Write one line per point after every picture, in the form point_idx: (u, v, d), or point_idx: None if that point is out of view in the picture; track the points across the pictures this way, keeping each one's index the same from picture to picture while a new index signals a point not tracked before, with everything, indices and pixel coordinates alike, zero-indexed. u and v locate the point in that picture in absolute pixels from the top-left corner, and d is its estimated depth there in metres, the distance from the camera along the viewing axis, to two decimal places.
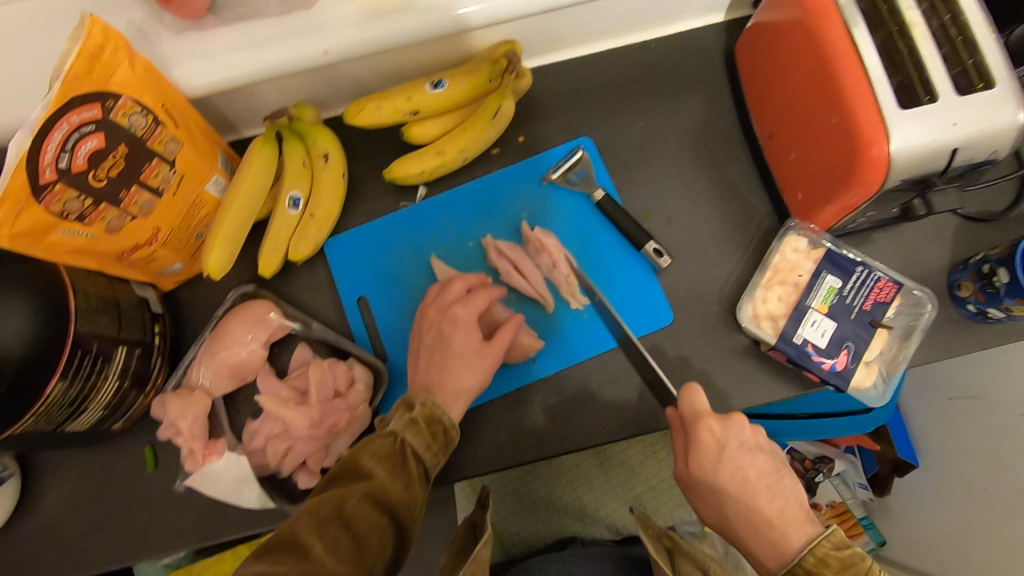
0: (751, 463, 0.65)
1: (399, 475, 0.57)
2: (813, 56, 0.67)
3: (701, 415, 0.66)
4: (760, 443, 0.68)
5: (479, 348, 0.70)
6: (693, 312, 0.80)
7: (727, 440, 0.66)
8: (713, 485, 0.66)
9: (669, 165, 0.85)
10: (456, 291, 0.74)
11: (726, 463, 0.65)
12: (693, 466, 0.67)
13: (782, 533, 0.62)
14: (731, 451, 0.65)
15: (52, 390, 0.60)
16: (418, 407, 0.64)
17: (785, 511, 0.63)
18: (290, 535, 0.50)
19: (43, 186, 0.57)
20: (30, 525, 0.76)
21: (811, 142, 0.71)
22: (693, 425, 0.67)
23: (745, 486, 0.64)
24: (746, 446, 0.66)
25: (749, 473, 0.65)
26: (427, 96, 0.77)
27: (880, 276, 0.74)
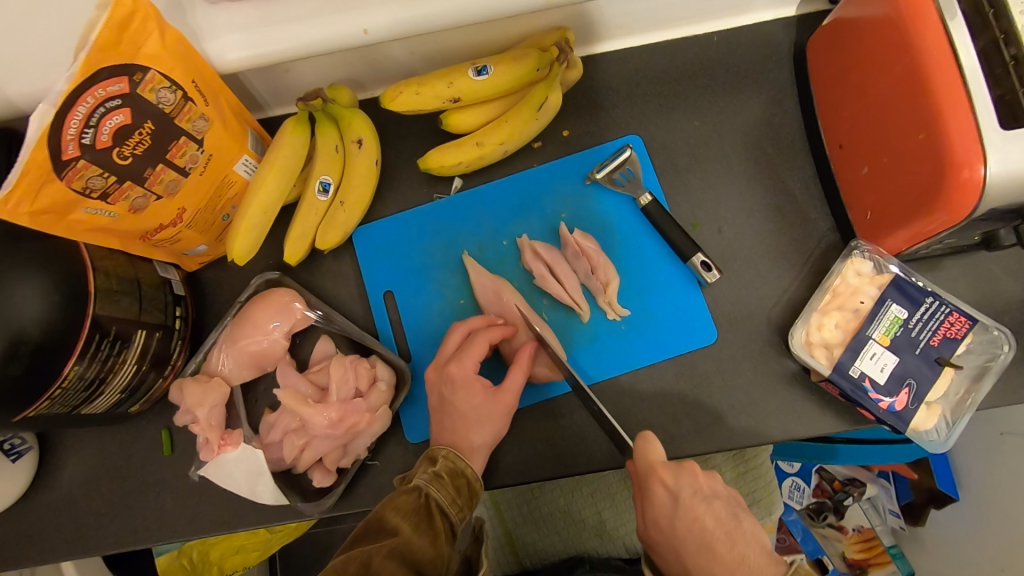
0: (707, 512, 0.63)
1: (425, 531, 0.58)
2: (903, 63, 0.60)
3: (654, 467, 0.64)
4: (717, 491, 0.66)
5: (485, 400, 0.68)
6: (740, 332, 0.74)
7: (681, 491, 0.63)
8: (672, 540, 0.63)
9: (724, 171, 0.79)
10: (451, 347, 0.71)
11: (681, 514, 0.63)
12: (649, 519, 0.65)
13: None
14: (685, 501, 0.63)
15: (69, 372, 0.59)
16: (441, 460, 0.64)
17: (746, 562, 0.60)
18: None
19: (66, 162, 0.54)
20: (45, 499, 0.75)
21: (889, 157, 0.64)
22: (646, 477, 0.64)
23: (703, 538, 0.62)
24: (701, 494, 0.64)
25: (707, 524, 0.62)
26: (471, 82, 0.72)
27: (952, 309, 0.67)
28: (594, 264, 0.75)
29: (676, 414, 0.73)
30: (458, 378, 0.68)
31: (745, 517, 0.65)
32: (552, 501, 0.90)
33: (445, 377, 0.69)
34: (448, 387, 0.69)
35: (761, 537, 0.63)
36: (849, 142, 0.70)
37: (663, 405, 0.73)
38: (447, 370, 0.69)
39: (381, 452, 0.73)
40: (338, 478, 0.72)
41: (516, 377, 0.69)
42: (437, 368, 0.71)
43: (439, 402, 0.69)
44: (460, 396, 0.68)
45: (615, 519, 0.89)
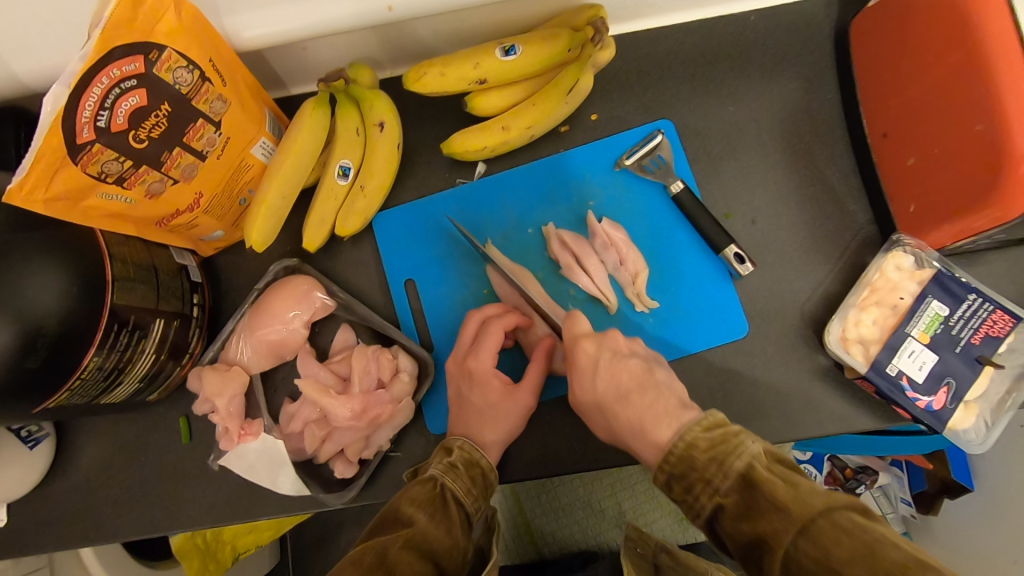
0: (623, 368, 0.61)
1: (441, 521, 0.55)
2: (962, 50, 0.58)
3: (578, 337, 0.65)
4: (637, 351, 0.64)
5: (502, 398, 0.67)
6: (772, 326, 0.72)
7: (599, 354, 0.63)
8: (594, 400, 0.62)
9: (757, 159, 0.76)
10: (468, 339, 0.70)
11: (601, 375, 0.62)
12: (576, 390, 0.63)
13: (654, 426, 0.56)
14: (604, 362, 0.62)
15: (88, 363, 0.57)
16: (456, 451, 0.62)
17: (657, 408, 0.57)
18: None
19: (81, 146, 0.52)
20: (63, 485, 0.74)
21: (939, 148, 0.61)
22: (570, 347, 0.65)
23: (620, 390, 0.60)
24: (619, 354, 0.63)
25: (623, 379, 0.61)
26: (497, 63, 0.69)
27: (997, 307, 0.64)
28: (623, 255, 0.73)
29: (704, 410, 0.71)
30: (477, 372, 0.67)
31: (664, 370, 0.62)
32: (571, 490, 0.90)
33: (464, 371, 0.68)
34: (465, 382, 0.68)
35: (678, 387, 0.60)
36: (894, 131, 0.67)
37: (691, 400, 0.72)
38: (466, 363, 0.68)
39: (402, 443, 0.72)
40: (360, 470, 0.70)
41: (534, 372, 0.68)
42: (456, 360, 0.70)
43: (457, 396, 0.69)
44: (475, 392, 0.67)
45: (636, 511, 0.90)
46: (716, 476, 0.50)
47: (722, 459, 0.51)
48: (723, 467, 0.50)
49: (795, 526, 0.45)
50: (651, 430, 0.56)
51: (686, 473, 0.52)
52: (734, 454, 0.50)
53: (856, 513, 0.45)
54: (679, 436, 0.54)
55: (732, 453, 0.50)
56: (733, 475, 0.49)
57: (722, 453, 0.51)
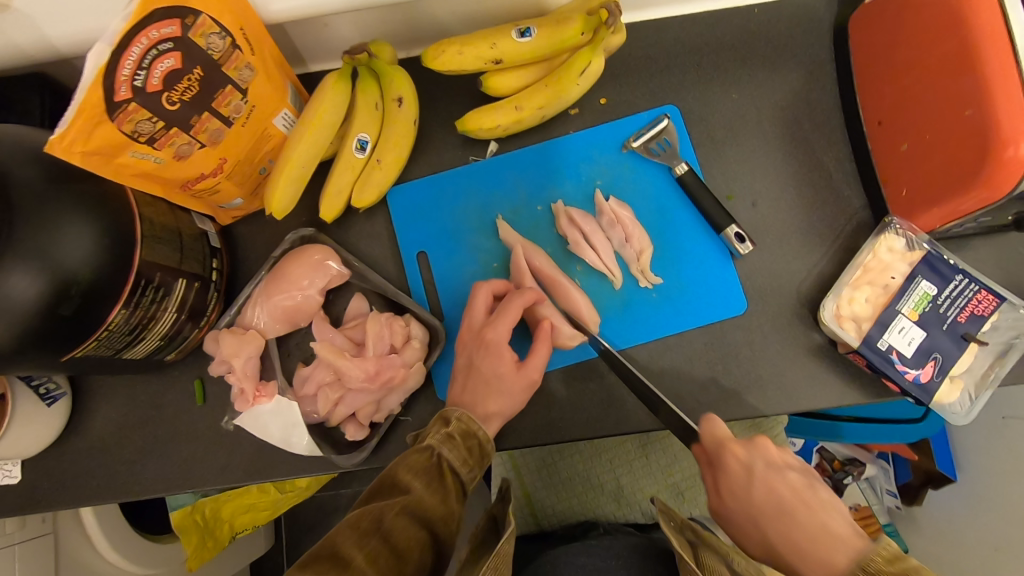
0: (783, 483, 0.63)
1: (436, 491, 0.57)
2: (953, 41, 0.61)
3: (723, 441, 0.66)
4: (791, 463, 0.66)
5: (511, 372, 0.68)
6: (769, 304, 0.76)
7: (754, 463, 0.65)
8: (747, 509, 0.64)
9: (759, 145, 0.79)
10: (481, 312, 0.71)
11: (758, 486, 0.64)
12: (725, 494, 0.66)
13: (825, 548, 0.58)
14: (760, 473, 0.64)
15: (115, 317, 0.59)
16: (454, 423, 0.63)
17: (828, 530, 0.59)
18: (333, 547, 0.50)
19: (118, 103, 0.54)
20: (78, 444, 0.76)
21: (931, 134, 0.65)
22: (718, 452, 0.66)
23: (782, 506, 0.62)
24: (773, 465, 0.65)
25: (783, 494, 0.63)
26: (513, 44, 0.71)
27: (981, 287, 0.68)
28: (628, 233, 0.76)
29: (704, 383, 0.74)
30: (492, 343, 0.69)
31: (824, 487, 0.64)
32: (571, 465, 0.93)
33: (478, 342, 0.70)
34: (477, 351, 0.69)
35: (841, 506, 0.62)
36: (889, 118, 0.70)
37: (691, 373, 0.75)
38: (482, 333, 0.70)
39: (412, 409, 0.75)
40: (370, 433, 0.73)
41: (541, 352, 0.69)
42: (471, 330, 0.71)
43: (466, 364, 0.70)
44: (486, 360, 0.68)
45: (632, 484, 0.93)
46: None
47: None
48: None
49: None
50: (815, 550, 0.58)
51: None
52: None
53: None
54: (860, 565, 0.55)
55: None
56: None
57: None
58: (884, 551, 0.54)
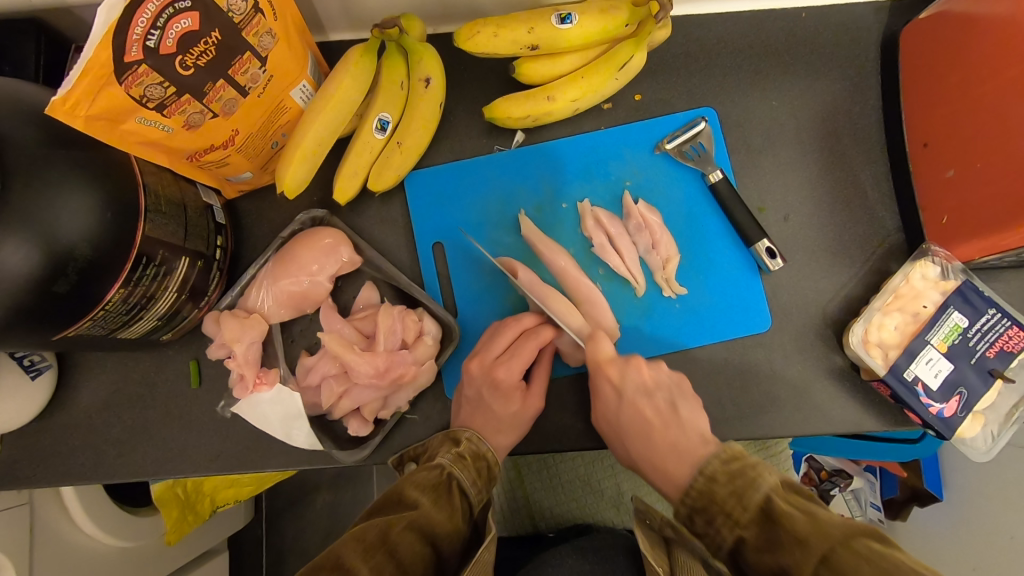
0: (649, 404, 0.64)
1: (444, 506, 0.56)
2: (1018, 66, 0.58)
3: (601, 365, 0.66)
4: (662, 382, 0.66)
5: (521, 407, 0.68)
6: (794, 323, 0.73)
7: (625, 385, 0.65)
8: (617, 429, 0.66)
9: (795, 156, 0.76)
10: (498, 347, 0.68)
11: (625, 409, 0.64)
12: (600, 415, 0.67)
13: (668, 463, 0.61)
14: (629, 396, 0.64)
15: (113, 296, 0.55)
16: (463, 443, 0.63)
17: (675, 445, 0.61)
18: (334, 559, 0.48)
19: (127, 65, 0.49)
20: (61, 419, 0.72)
21: (982, 163, 0.62)
22: (594, 374, 0.66)
23: (644, 428, 0.64)
24: (644, 389, 0.65)
25: (646, 415, 0.64)
26: (552, 31, 0.67)
27: (1012, 323, 0.67)
28: (655, 239, 0.73)
29: (720, 399, 0.72)
30: (504, 383, 0.66)
31: (688, 403, 0.65)
32: (571, 468, 0.92)
33: (490, 378, 0.67)
34: (487, 387, 0.67)
35: (702, 422, 0.63)
36: (936, 141, 0.67)
37: (708, 388, 0.72)
38: (493, 373, 0.66)
39: (419, 406, 0.72)
40: (374, 429, 0.70)
41: (540, 375, 0.70)
42: (481, 365, 0.68)
43: (474, 398, 0.67)
44: (497, 401, 0.67)
45: (634, 491, 0.92)
46: (735, 509, 0.52)
47: (742, 493, 0.53)
48: (743, 501, 0.52)
49: (819, 554, 0.45)
50: (661, 462, 0.61)
51: (707, 506, 0.55)
52: (751, 486, 0.52)
53: (876, 542, 0.44)
54: (698, 470, 0.58)
55: (751, 486, 0.52)
56: (752, 506, 0.51)
57: (742, 485, 0.53)
58: (721, 454, 0.57)
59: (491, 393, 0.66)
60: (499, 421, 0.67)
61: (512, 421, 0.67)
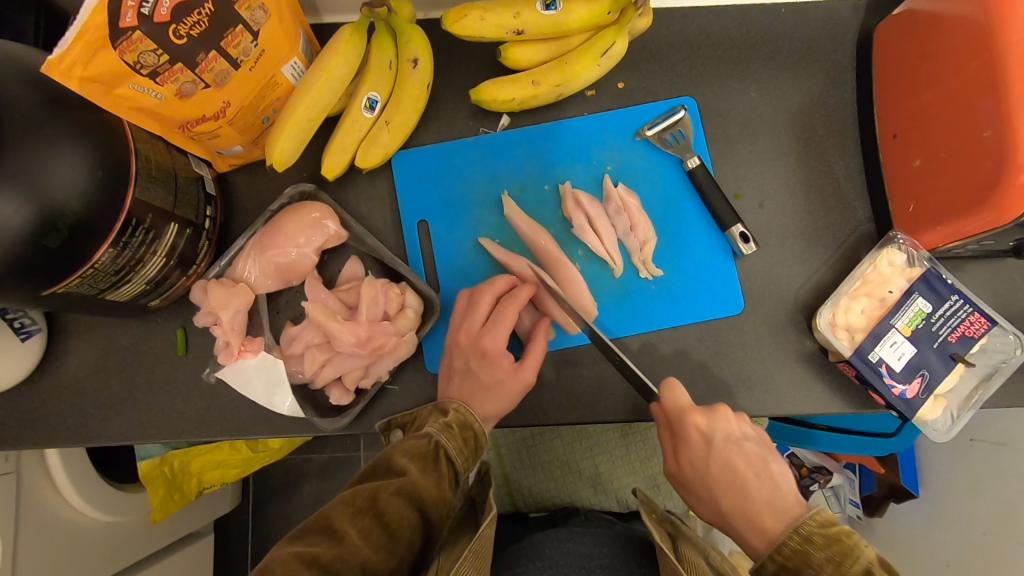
0: (740, 455, 0.64)
1: (432, 474, 0.57)
2: (980, 59, 0.60)
3: (686, 409, 0.66)
4: (749, 434, 0.66)
5: (509, 376, 0.68)
6: (766, 306, 0.76)
7: (714, 433, 0.65)
8: (704, 478, 0.65)
9: (771, 147, 0.78)
10: (481, 316, 0.69)
11: (715, 457, 0.64)
12: (685, 463, 0.66)
13: (761, 516, 0.59)
14: (719, 444, 0.64)
15: (101, 256, 0.57)
16: (451, 413, 0.63)
17: (772, 499, 0.60)
18: (325, 520, 0.51)
19: (122, 31, 0.51)
20: (49, 382, 0.74)
21: (947, 154, 0.64)
22: (680, 421, 0.66)
23: (735, 479, 0.63)
24: (733, 438, 0.65)
25: (738, 465, 0.63)
26: (537, 16, 0.69)
27: (973, 309, 0.69)
28: (634, 221, 0.76)
29: (693, 378, 0.74)
30: (491, 352, 0.67)
31: (778, 459, 0.64)
32: (550, 449, 0.95)
33: (477, 347, 0.68)
34: (476, 357, 0.68)
35: (792, 481, 0.62)
36: (905, 133, 0.70)
37: (681, 368, 0.75)
38: (480, 342, 0.68)
39: (400, 378, 0.74)
40: (355, 399, 0.72)
41: (538, 347, 0.69)
42: (467, 336, 0.69)
43: (461, 367, 0.68)
44: (484, 369, 0.67)
45: (611, 473, 0.94)
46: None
47: (839, 561, 0.51)
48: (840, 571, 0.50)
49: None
50: (754, 516, 0.60)
51: (800, 568, 0.53)
52: (849, 556, 0.50)
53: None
54: (793, 528, 0.56)
55: (850, 557, 0.50)
56: None
57: (838, 553, 0.51)
58: (815, 516, 0.55)
59: (478, 362, 0.67)
60: (486, 387, 0.67)
61: (502, 391, 0.67)
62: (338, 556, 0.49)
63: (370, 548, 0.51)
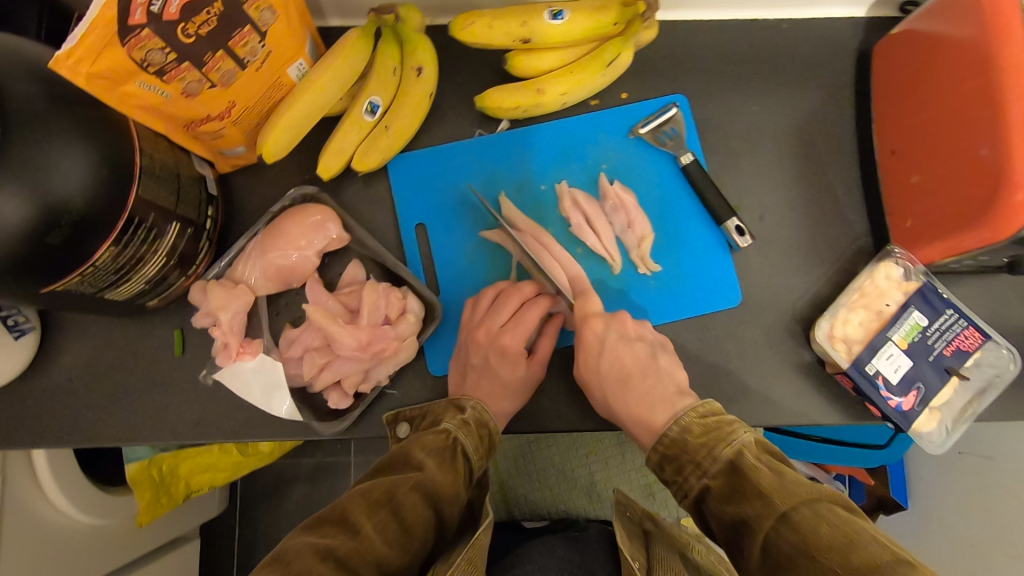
0: (629, 352, 0.66)
1: (448, 470, 0.58)
2: (977, 79, 0.62)
3: (587, 316, 0.69)
4: (645, 336, 0.68)
5: (526, 373, 0.69)
6: (764, 317, 0.76)
7: (608, 335, 0.67)
8: (597, 379, 0.67)
9: (771, 159, 0.79)
10: (504, 315, 0.70)
11: (607, 356, 0.66)
12: (581, 366, 0.68)
13: (645, 410, 0.62)
14: (611, 344, 0.67)
15: (102, 254, 0.56)
16: (469, 410, 0.65)
17: (655, 391, 0.63)
18: (342, 513, 0.51)
19: (131, 28, 0.50)
20: (41, 382, 0.73)
21: (945, 171, 0.65)
22: (580, 325, 0.69)
23: (622, 373, 0.65)
24: (625, 337, 0.67)
25: (626, 361, 0.65)
26: (545, 25, 0.70)
27: (968, 324, 0.70)
28: (631, 219, 0.76)
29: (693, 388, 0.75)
30: (511, 350, 0.68)
31: (668, 357, 0.67)
32: (546, 456, 0.95)
33: (497, 345, 0.68)
34: (495, 354, 0.68)
35: (678, 374, 0.65)
36: (903, 150, 0.71)
37: None
38: (500, 340, 0.68)
39: (399, 382, 0.74)
40: (354, 403, 0.72)
41: (546, 344, 0.71)
42: (487, 333, 0.69)
43: (481, 364, 0.69)
44: (504, 366, 0.68)
45: (606, 481, 0.94)
46: (705, 461, 0.54)
47: (713, 447, 0.54)
48: (712, 452, 0.54)
49: (780, 511, 0.47)
50: (639, 410, 0.62)
51: (678, 456, 0.56)
52: (723, 441, 0.54)
53: (837, 504, 0.47)
54: (675, 419, 0.58)
55: (722, 440, 0.54)
56: (721, 460, 0.53)
57: (714, 440, 0.54)
58: (697, 408, 0.58)
59: (499, 359, 0.68)
60: (506, 386, 0.68)
61: (512, 389, 0.69)
62: (353, 549, 0.48)
63: (387, 543, 0.50)
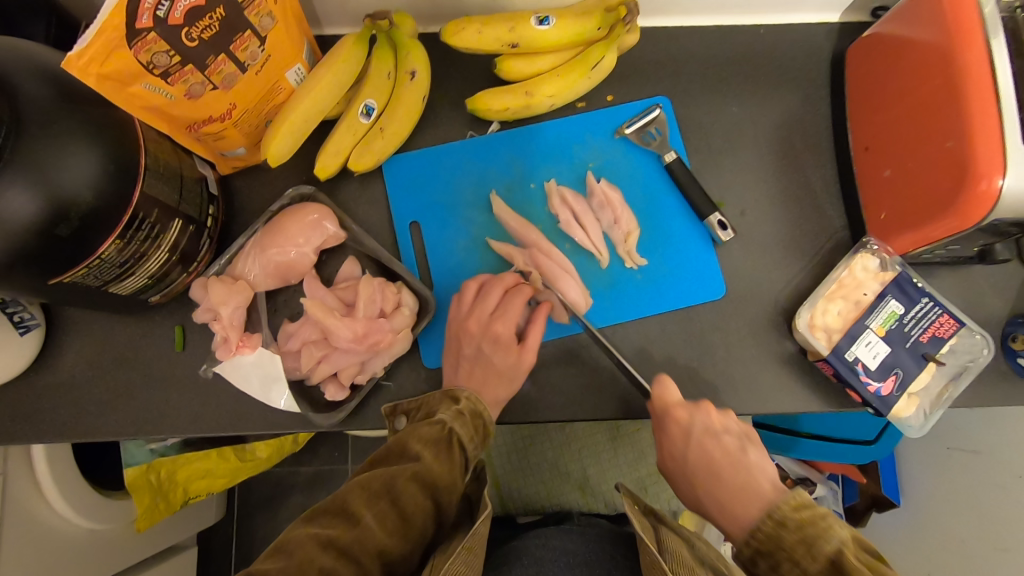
0: (717, 444, 0.66)
1: (445, 460, 0.58)
2: (941, 76, 0.65)
3: (670, 406, 0.69)
4: (731, 428, 0.68)
5: (518, 360, 0.71)
6: (748, 309, 0.79)
7: (694, 426, 0.68)
8: (685, 468, 0.68)
9: (752, 158, 0.83)
10: (491, 304, 0.72)
11: (693, 448, 0.67)
12: (666, 453, 0.69)
13: (734, 505, 0.61)
14: (697, 435, 0.67)
15: (106, 249, 0.58)
16: (463, 401, 0.65)
17: (746, 484, 0.62)
18: (343, 503, 0.53)
19: (138, 32, 0.53)
20: (45, 378, 0.74)
21: (915, 164, 0.68)
22: (663, 415, 0.70)
23: (710, 466, 0.65)
24: (712, 430, 0.67)
25: (714, 454, 0.66)
26: (531, 30, 0.73)
27: (943, 311, 0.73)
28: (617, 214, 0.79)
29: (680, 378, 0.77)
30: (503, 337, 0.70)
31: (755, 449, 0.67)
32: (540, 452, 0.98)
33: (489, 334, 0.70)
34: (488, 343, 0.70)
35: (768, 468, 0.64)
36: (876, 146, 0.74)
37: (667, 368, 0.77)
38: (490, 328, 0.70)
39: (395, 374, 0.76)
40: (350, 394, 0.74)
41: (535, 333, 0.71)
42: (478, 322, 0.71)
43: (473, 354, 0.71)
44: (497, 355, 0.70)
45: (599, 476, 0.96)
46: (804, 559, 0.52)
47: (811, 542, 0.52)
48: (811, 550, 0.52)
49: None
50: (727, 505, 0.62)
51: (774, 551, 0.55)
52: (822, 536, 0.52)
53: None
54: (767, 513, 0.58)
55: (822, 537, 0.52)
56: (821, 557, 0.51)
57: (814, 534, 0.52)
58: (790, 499, 0.57)
59: (491, 347, 0.70)
60: (498, 377, 0.71)
61: (505, 380, 0.71)
62: (354, 539, 0.51)
63: (386, 532, 0.53)
